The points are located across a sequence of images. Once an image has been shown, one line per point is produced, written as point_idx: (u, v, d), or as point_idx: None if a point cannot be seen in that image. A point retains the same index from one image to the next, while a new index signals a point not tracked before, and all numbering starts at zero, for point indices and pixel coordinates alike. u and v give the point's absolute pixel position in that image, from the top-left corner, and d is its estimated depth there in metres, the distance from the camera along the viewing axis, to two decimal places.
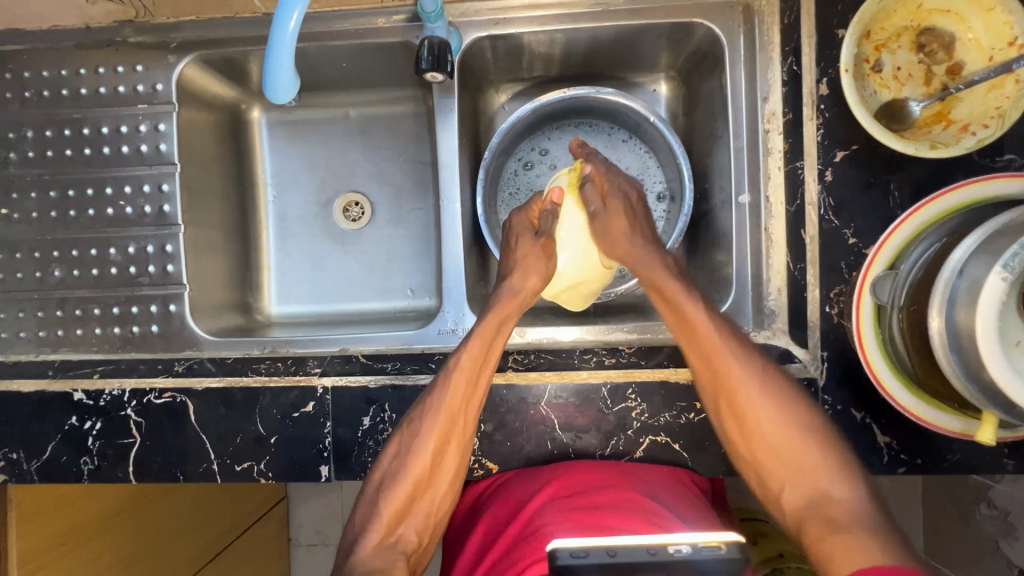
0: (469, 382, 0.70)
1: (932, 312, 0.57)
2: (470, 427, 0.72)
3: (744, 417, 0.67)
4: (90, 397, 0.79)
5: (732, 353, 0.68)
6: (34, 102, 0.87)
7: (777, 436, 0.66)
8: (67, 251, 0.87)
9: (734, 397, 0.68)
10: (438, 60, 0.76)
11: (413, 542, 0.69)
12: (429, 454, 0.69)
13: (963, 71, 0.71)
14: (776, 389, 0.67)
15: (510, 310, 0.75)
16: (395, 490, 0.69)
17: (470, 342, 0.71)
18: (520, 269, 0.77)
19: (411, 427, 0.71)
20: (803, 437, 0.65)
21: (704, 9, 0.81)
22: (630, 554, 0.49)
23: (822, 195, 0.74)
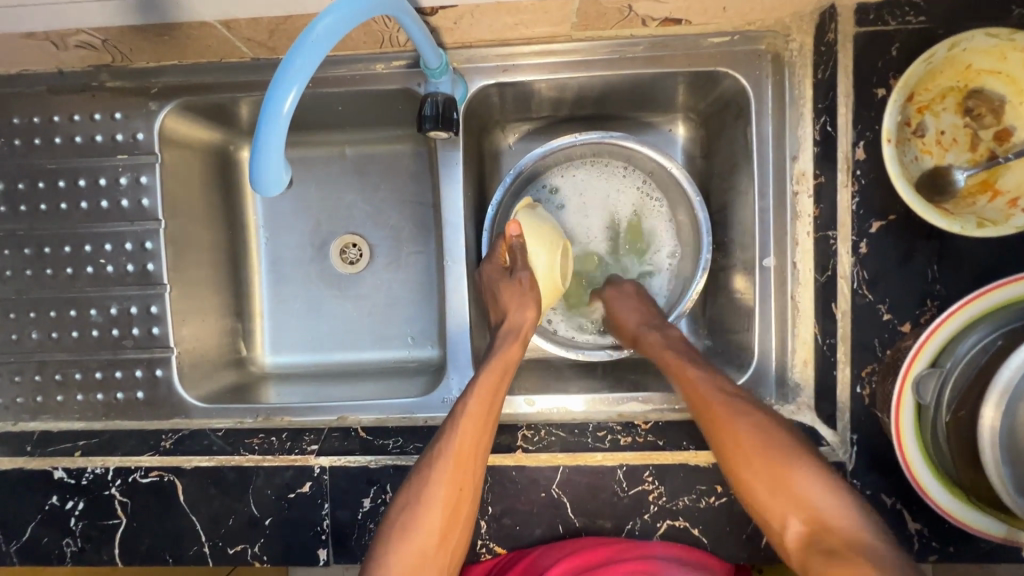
0: (479, 422, 0.67)
1: (985, 421, 0.52)
2: (480, 475, 0.68)
3: (778, 503, 0.60)
4: (71, 476, 0.75)
5: (753, 433, 0.63)
6: (5, 152, 0.81)
7: (824, 529, 0.56)
8: (45, 312, 0.82)
9: (755, 476, 0.62)
10: (442, 117, 0.70)
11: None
12: (441, 504, 0.65)
13: (1012, 138, 0.65)
14: (812, 473, 0.60)
15: (515, 349, 0.73)
16: (407, 541, 0.64)
17: (479, 380, 0.69)
18: (516, 300, 0.76)
19: (419, 474, 0.67)
20: (844, 521, 0.56)
21: (730, 58, 0.75)
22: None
23: (855, 268, 0.68)
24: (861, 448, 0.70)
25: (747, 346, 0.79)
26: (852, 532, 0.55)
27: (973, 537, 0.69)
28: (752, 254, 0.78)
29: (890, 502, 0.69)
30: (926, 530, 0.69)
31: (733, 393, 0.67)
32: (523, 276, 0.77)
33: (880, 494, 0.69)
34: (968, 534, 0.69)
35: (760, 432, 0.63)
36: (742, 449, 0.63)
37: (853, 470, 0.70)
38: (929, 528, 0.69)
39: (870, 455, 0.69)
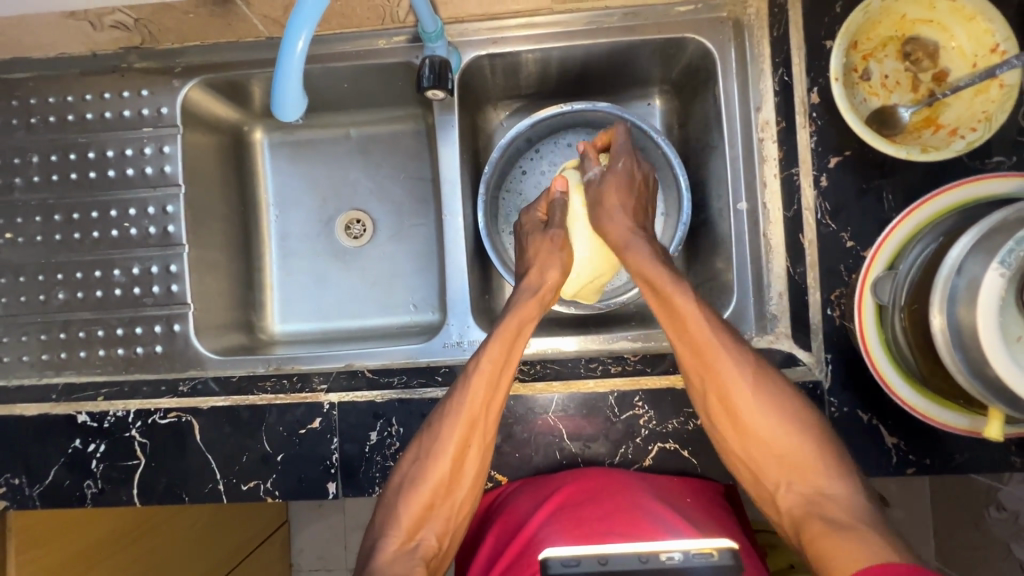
0: (488, 380, 0.71)
1: (933, 311, 0.58)
2: (491, 432, 0.72)
3: (738, 411, 0.67)
4: (95, 420, 0.79)
5: (729, 351, 0.68)
6: (40, 128, 0.89)
7: (779, 440, 0.66)
8: (71, 274, 0.88)
9: (724, 385, 0.67)
10: (439, 77, 0.78)
11: (433, 547, 0.68)
12: (450, 456, 0.69)
13: (949, 78, 0.73)
14: (768, 384, 0.68)
15: (529, 313, 0.77)
16: (416, 494, 0.69)
17: (493, 340, 0.73)
18: (540, 261, 0.82)
19: (430, 431, 0.71)
20: (797, 429, 0.66)
21: (696, 25, 0.83)
22: (622, 561, 0.56)
23: (818, 201, 0.76)
24: (836, 366, 0.74)
25: (726, 287, 0.84)
26: (800, 437, 0.66)
27: (949, 450, 0.72)
28: (727, 201, 0.85)
29: (866, 418, 0.73)
30: (904, 445, 0.72)
31: (711, 315, 0.69)
32: (554, 233, 0.83)
33: (856, 411, 0.73)
34: (944, 448, 0.72)
35: (731, 346, 0.68)
36: (713, 363, 0.68)
37: (830, 388, 0.74)
38: (905, 441, 0.72)
39: (845, 372, 0.74)
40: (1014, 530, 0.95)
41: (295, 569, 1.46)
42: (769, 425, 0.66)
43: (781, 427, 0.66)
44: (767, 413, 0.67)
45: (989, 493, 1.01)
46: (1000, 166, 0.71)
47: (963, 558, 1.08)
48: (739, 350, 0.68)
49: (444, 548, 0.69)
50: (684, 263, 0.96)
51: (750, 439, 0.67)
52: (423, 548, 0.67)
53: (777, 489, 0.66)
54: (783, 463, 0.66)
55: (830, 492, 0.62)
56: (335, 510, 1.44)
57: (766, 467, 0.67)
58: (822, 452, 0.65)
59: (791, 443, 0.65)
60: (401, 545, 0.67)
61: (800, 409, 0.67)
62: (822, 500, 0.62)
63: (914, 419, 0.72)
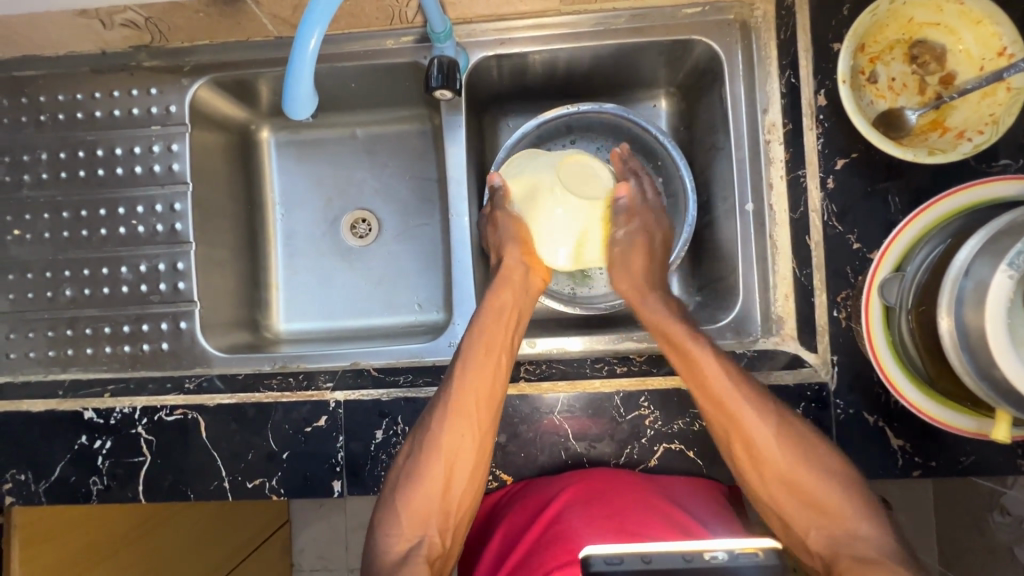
0: (475, 371, 0.72)
1: (940, 313, 0.58)
2: (486, 425, 0.72)
3: (766, 465, 0.68)
4: (101, 416, 0.79)
5: (752, 406, 0.68)
6: (49, 125, 0.89)
7: (809, 488, 0.67)
8: (78, 271, 0.88)
9: (746, 438, 0.68)
10: (447, 78, 0.78)
11: (436, 543, 0.70)
12: (442, 452, 0.71)
13: (956, 81, 0.73)
14: (793, 435, 0.68)
15: (508, 301, 0.78)
16: (413, 491, 0.70)
17: (475, 335, 0.75)
18: (509, 239, 0.82)
19: (422, 426, 0.73)
20: (825, 473, 0.67)
21: (703, 27, 0.84)
22: (664, 561, 0.53)
23: (825, 202, 0.76)
24: (842, 368, 0.74)
25: (732, 288, 0.84)
26: (828, 484, 0.66)
27: (955, 453, 0.72)
28: (733, 203, 0.85)
29: (872, 420, 0.73)
30: (909, 446, 0.72)
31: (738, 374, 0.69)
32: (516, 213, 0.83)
33: (862, 413, 0.73)
34: (949, 451, 0.72)
35: (755, 401, 0.68)
36: (737, 419, 0.68)
37: (835, 390, 0.74)
38: (911, 444, 0.72)
39: (851, 374, 0.74)
40: (1019, 535, 0.95)
41: (296, 569, 1.46)
42: (790, 469, 0.67)
43: (808, 472, 0.67)
44: (793, 461, 0.67)
45: (992, 497, 1.01)
46: (1006, 168, 0.71)
47: (966, 562, 1.08)
48: (766, 409, 0.68)
49: (447, 545, 0.71)
50: (689, 265, 0.96)
51: (780, 490, 0.68)
52: (425, 546, 0.69)
53: (808, 533, 0.67)
54: (809, 508, 0.67)
55: (859, 532, 0.64)
56: (337, 510, 1.44)
57: (795, 514, 0.68)
58: (849, 498, 0.66)
59: (820, 492, 0.66)
60: (403, 545, 0.69)
61: (823, 452, 0.68)
62: (851, 539, 0.64)
63: (920, 422, 0.72)
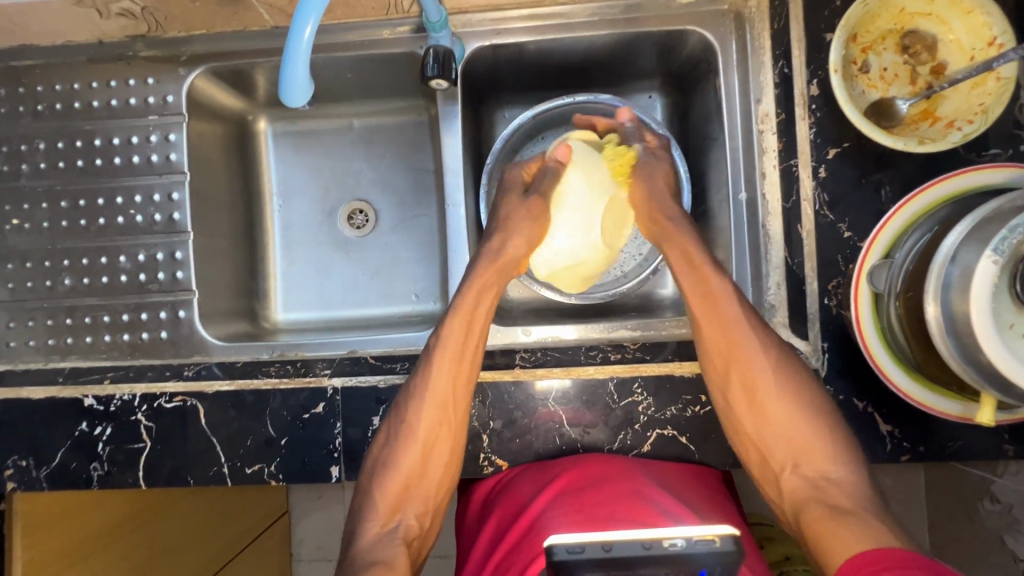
0: (451, 360, 0.73)
1: (927, 299, 0.59)
2: (461, 410, 0.73)
3: (760, 397, 0.70)
4: (101, 403, 0.80)
5: (752, 338, 0.71)
6: (47, 115, 0.89)
7: (793, 430, 0.68)
8: (77, 260, 0.89)
9: (750, 374, 0.70)
10: (443, 67, 0.79)
11: (414, 526, 0.71)
12: (419, 438, 0.72)
13: (947, 71, 0.74)
14: (788, 371, 0.70)
15: (489, 284, 0.78)
16: (390, 476, 0.72)
17: (450, 322, 0.74)
18: (517, 234, 0.80)
19: (399, 409, 0.74)
20: (811, 414, 0.68)
21: (697, 18, 0.84)
22: (626, 548, 0.53)
23: (817, 191, 0.77)
24: (832, 355, 0.75)
25: (725, 277, 0.85)
26: (811, 425, 0.68)
27: (943, 438, 0.73)
28: (727, 192, 0.86)
29: (862, 406, 0.74)
30: (897, 432, 0.73)
31: (748, 314, 0.72)
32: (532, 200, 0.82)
33: (852, 398, 0.74)
34: (937, 435, 0.74)
35: (761, 339, 0.71)
36: (742, 350, 0.70)
37: (826, 376, 0.75)
38: (899, 429, 0.74)
39: (841, 361, 0.75)
40: (1006, 521, 0.97)
41: (296, 557, 1.47)
42: (779, 397, 0.69)
43: (793, 409, 0.69)
44: (783, 394, 0.69)
45: (981, 484, 1.03)
46: (995, 158, 0.72)
47: (956, 549, 1.10)
48: (769, 342, 0.71)
49: (424, 527, 0.72)
50: None
51: (767, 426, 0.70)
52: (403, 528, 0.70)
53: (782, 471, 0.68)
54: (790, 450, 0.68)
55: (833, 476, 0.65)
56: (336, 500, 1.45)
57: (773, 450, 0.69)
58: (830, 439, 0.67)
59: (801, 434, 0.68)
60: (382, 528, 0.70)
61: (812, 394, 0.69)
62: (826, 483, 0.65)
63: (908, 407, 0.73)
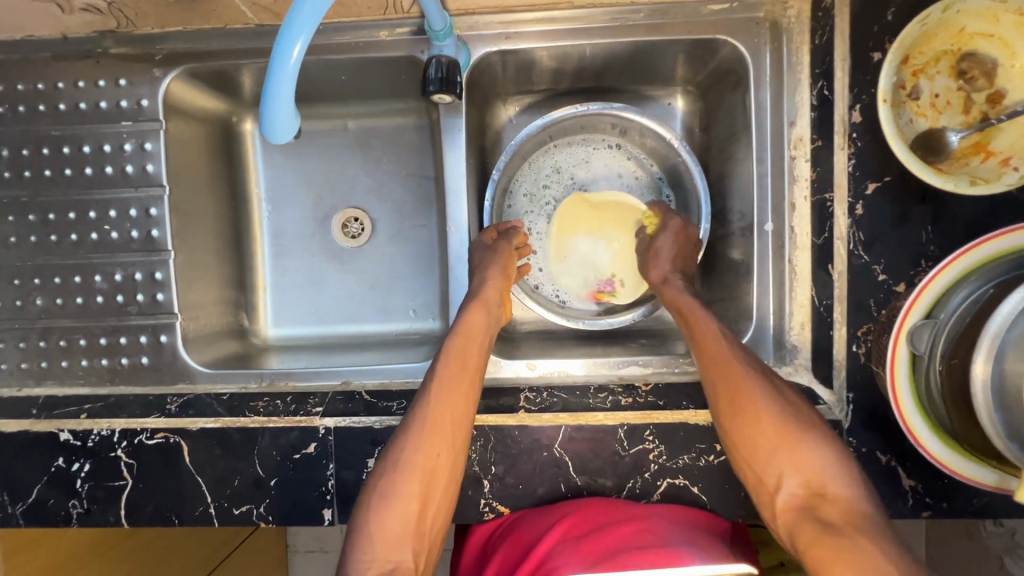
0: (450, 385, 0.69)
1: (977, 367, 0.54)
2: (461, 443, 0.68)
3: (757, 430, 0.63)
4: (78, 437, 0.76)
5: (748, 368, 0.66)
6: (10, 118, 0.81)
7: (790, 449, 0.62)
8: (49, 278, 0.82)
9: (744, 405, 0.64)
10: (446, 80, 0.71)
11: (410, 568, 0.62)
12: (418, 466, 0.65)
13: (1005, 100, 0.67)
14: (780, 395, 0.65)
15: (478, 318, 0.75)
16: (385, 516, 0.63)
17: (446, 352, 0.71)
18: (494, 262, 0.79)
19: (392, 446, 0.67)
20: (809, 440, 0.62)
21: (729, 26, 0.76)
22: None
23: (852, 229, 0.71)
24: (857, 406, 0.71)
25: (745, 311, 0.80)
26: (809, 448, 0.62)
27: (969, 494, 0.70)
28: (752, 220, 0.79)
29: (885, 460, 0.70)
30: (921, 487, 0.70)
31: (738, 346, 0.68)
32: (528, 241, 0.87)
33: (875, 452, 0.70)
34: (963, 491, 0.70)
35: (750, 367, 0.66)
36: (738, 381, 0.65)
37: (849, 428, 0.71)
38: (923, 485, 0.70)
39: (866, 413, 0.71)
40: (1011, 550, 0.96)
41: (292, 547, 1.44)
42: (776, 421, 0.63)
43: (792, 428, 0.63)
44: (776, 420, 0.63)
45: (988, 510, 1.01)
46: None
47: None
48: (761, 372, 0.66)
49: (419, 569, 0.63)
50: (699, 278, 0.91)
51: (758, 448, 0.63)
52: (399, 571, 0.61)
53: (777, 498, 0.61)
54: (784, 471, 0.61)
55: (828, 493, 0.59)
56: None
57: (762, 477, 0.63)
58: (835, 464, 0.61)
59: (798, 453, 0.61)
60: (377, 570, 0.61)
61: (812, 421, 0.64)
62: (819, 504, 0.59)
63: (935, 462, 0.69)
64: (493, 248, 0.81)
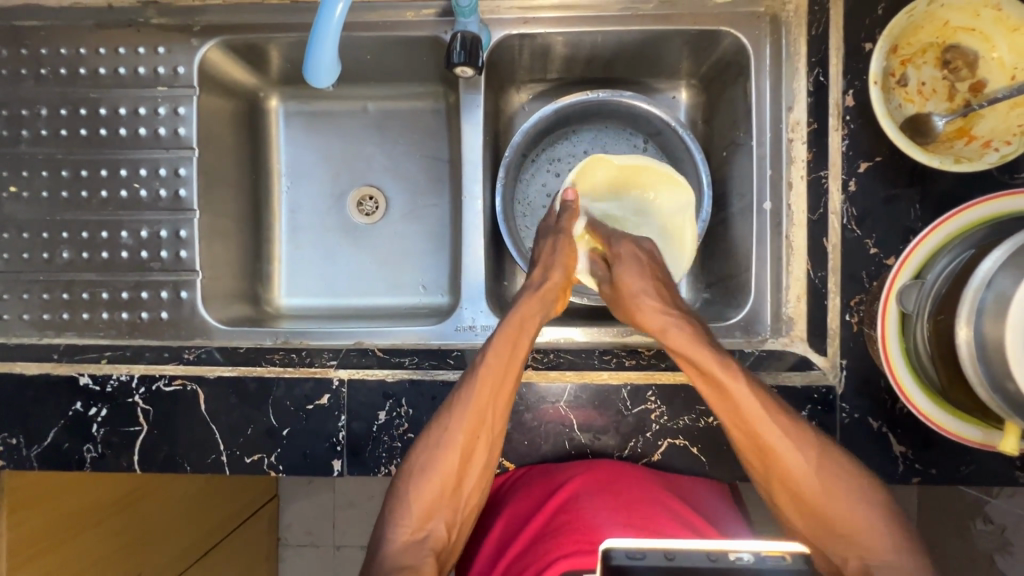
0: (495, 381, 0.68)
1: (959, 324, 0.58)
2: (498, 426, 0.70)
3: (800, 489, 0.64)
4: (97, 382, 0.78)
5: (780, 424, 0.64)
6: (50, 80, 0.86)
7: (838, 505, 0.63)
8: (77, 233, 0.86)
9: (778, 458, 0.64)
10: (470, 54, 0.76)
11: (442, 537, 0.66)
12: (458, 450, 0.67)
13: (986, 89, 0.72)
14: (823, 453, 0.64)
15: (532, 309, 0.73)
16: (424, 486, 0.66)
17: (496, 341, 0.70)
18: (558, 259, 0.77)
19: (436, 424, 0.69)
20: (853, 498, 0.63)
21: (731, 18, 0.82)
22: (687, 558, 0.46)
23: (846, 205, 0.75)
24: (850, 372, 0.74)
25: (744, 287, 0.83)
26: (863, 514, 0.62)
27: (957, 461, 0.73)
28: (751, 200, 0.83)
29: (876, 425, 0.73)
30: (911, 453, 0.73)
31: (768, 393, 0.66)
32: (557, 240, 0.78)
33: (867, 417, 0.73)
34: (951, 458, 0.73)
35: (782, 418, 0.65)
36: (764, 435, 0.64)
37: (842, 394, 0.74)
38: (913, 451, 0.73)
39: (858, 379, 0.74)
40: (1000, 543, 0.97)
41: (283, 543, 1.42)
42: (821, 481, 0.63)
43: (840, 492, 0.63)
44: (821, 481, 0.63)
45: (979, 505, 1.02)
46: None
47: None
48: (794, 427, 0.65)
49: (452, 539, 0.68)
50: (700, 260, 0.95)
51: (805, 506, 0.64)
52: (432, 539, 0.66)
53: (835, 556, 0.63)
54: (840, 529, 0.63)
55: (884, 559, 0.60)
56: (326, 489, 1.40)
57: (819, 532, 0.64)
58: (888, 525, 0.62)
59: (849, 511, 0.62)
60: (410, 536, 0.65)
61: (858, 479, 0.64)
62: (877, 565, 0.60)
63: (924, 429, 0.73)
64: (556, 247, 0.77)
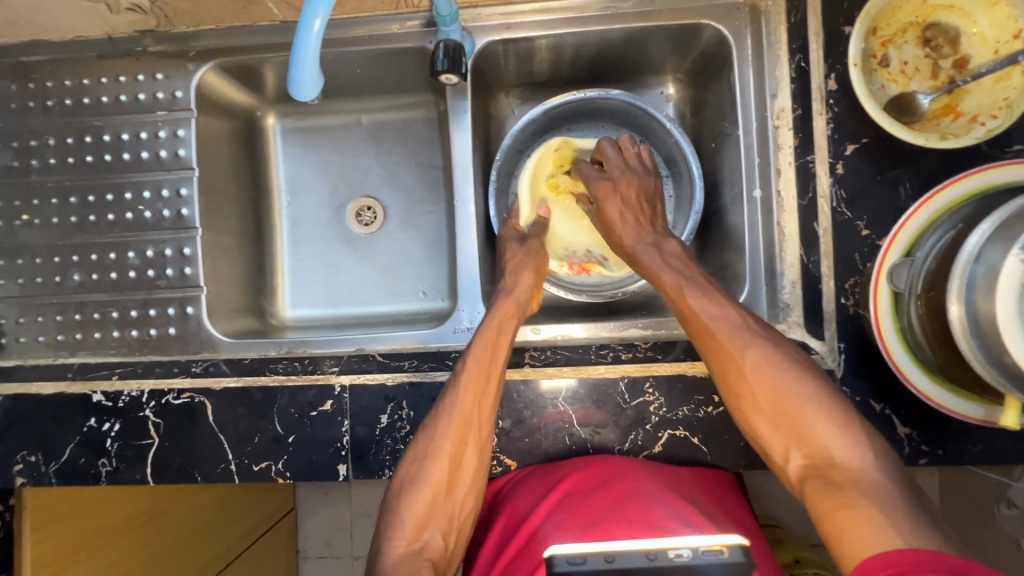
0: (475, 382, 0.70)
1: (950, 299, 0.58)
2: (486, 426, 0.71)
3: (755, 400, 0.65)
4: (109, 399, 0.81)
5: (733, 330, 0.68)
6: (57, 111, 0.89)
7: (792, 416, 0.63)
8: (86, 256, 0.89)
9: (733, 366, 0.67)
10: (453, 61, 0.78)
11: (439, 546, 0.67)
12: (446, 457, 0.69)
13: (970, 65, 0.72)
14: (782, 363, 0.65)
15: (507, 313, 0.76)
16: (417, 495, 0.68)
17: (475, 343, 0.73)
18: (525, 267, 0.82)
19: (424, 432, 0.71)
20: (814, 411, 0.62)
21: (712, 11, 0.82)
22: (628, 560, 0.50)
23: (834, 188, 0.75)
24: (848, 355, 0.74)
25: (738, 276, 0.84)
26: (815, 415, 0.62)
27: (964, 441, 0.72)
28: (741, 189, 0.84)
29: (879, 408, 0.72)
30: (916, 435, 0.72)
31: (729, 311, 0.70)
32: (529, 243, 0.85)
33: (869, 401, 0.73)
34: (958, 438, 0.72)
35: (738, 330, 0.68)
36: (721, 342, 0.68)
37: (842, 377, 0.74)
38: (918, 432, 0.72)
39: (858, 362, 0.74)
40: None
41: (302, 554, 1.44)
42: (773, 389, 0.64)
43: (792, 403, 0.63)
44: (776, 390, 0.64)
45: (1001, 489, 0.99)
46: (1020, 154, 0.71)
47: None
48: (745, 331, 0.68)
49: (450, 547, 0.68)
50: (696, 253, 0.95)
51: (763, 420, 0.64)
52: (429, 549, 0.66)
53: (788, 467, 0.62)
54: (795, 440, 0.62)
55: (840, 463, 0.58)
56: (343, 498, 1.42)
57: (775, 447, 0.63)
58: (845, 437, 0.60)
59: (805, 422, 0.62)
60: (407, 548, 0.66)
61: (823, 393, 0.63)
62: (829, 471, 0.58)
63: (927, 409, 0.72)
64: (525, 253, 0.84)
